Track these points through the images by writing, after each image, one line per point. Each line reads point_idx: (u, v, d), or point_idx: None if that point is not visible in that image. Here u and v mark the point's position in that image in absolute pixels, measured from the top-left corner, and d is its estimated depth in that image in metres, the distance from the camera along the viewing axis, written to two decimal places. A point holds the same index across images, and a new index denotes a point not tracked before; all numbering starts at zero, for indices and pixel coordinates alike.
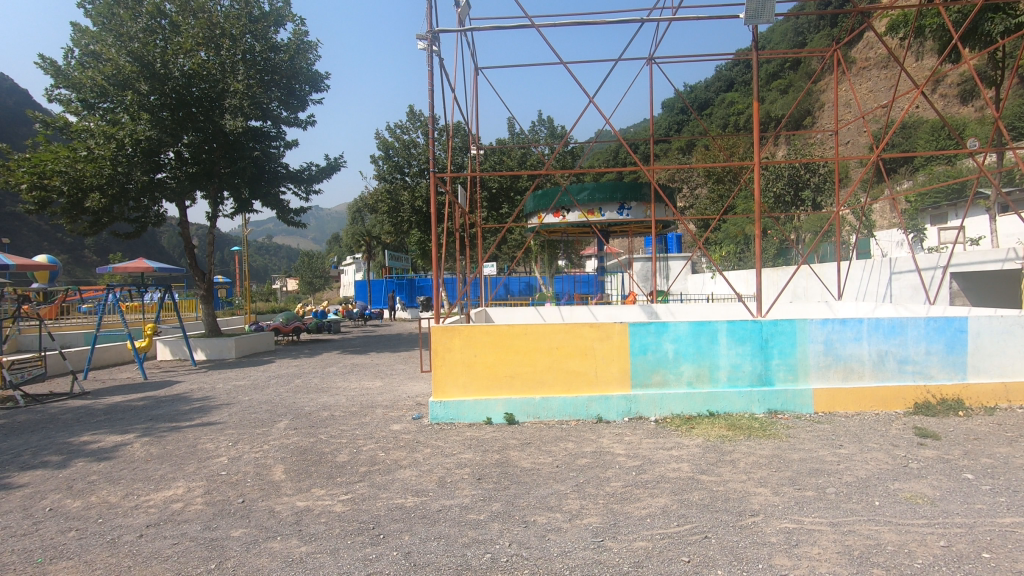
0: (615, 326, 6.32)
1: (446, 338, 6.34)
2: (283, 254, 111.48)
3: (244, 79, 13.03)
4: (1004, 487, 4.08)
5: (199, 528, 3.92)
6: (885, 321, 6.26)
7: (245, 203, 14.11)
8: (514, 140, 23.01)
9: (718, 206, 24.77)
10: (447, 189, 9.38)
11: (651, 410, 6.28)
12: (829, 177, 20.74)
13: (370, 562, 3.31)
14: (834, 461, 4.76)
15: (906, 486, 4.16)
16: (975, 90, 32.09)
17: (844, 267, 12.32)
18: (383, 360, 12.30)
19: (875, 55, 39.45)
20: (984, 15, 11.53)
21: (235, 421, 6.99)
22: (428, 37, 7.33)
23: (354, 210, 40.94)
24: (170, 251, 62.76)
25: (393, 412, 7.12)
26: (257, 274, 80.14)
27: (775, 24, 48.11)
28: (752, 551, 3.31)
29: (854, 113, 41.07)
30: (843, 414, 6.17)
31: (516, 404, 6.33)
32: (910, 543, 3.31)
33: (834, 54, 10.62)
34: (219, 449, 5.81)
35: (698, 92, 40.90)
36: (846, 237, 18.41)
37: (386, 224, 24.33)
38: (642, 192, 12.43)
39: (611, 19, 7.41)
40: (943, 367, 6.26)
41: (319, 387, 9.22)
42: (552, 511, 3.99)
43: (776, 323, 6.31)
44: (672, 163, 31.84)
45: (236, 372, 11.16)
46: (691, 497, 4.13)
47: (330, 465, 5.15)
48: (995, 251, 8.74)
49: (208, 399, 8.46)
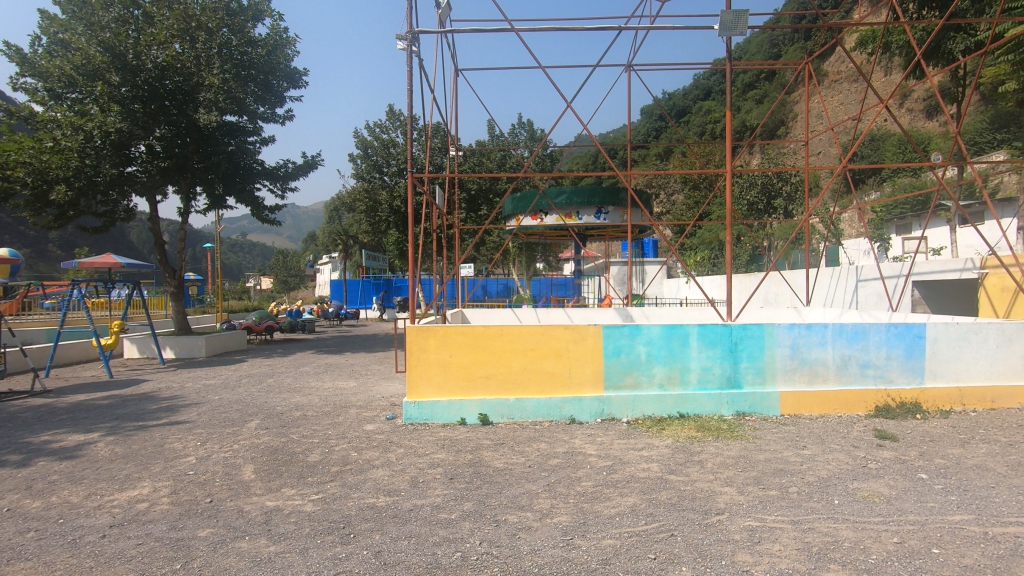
0: (589, 329, 6.40)
1: (422, 338, 6.34)
2: (257, 253, 109.61)
3: (219, 73, 12.81)
4: (955, 486, 4.26)
5: (164, 528, 3.85)
6: (849, 326, 6.47)
7: (219, 199, 13.96)
8: (494, 142, 23.06)
9: (694, 211, 25.69)
10: (425, 188, 9.16)
11: (623, 412, 6.38)
12: (799, 187, 21.34)
13: (339, 561, 3.31)
14: (797, 461, 4.92)
15: (864, 485, 4.32)
16: (939, 106, 33.33)
17: (813, 275, 12.69)
18: (358, 360, 12.19)
19: (846, 68, 40.72)
20: (946, 34, 12.13)
21: (204, 421, 6.85)
22: (408, 37, 7.33)
23: (332, 209, 40.73)
24: (138, 247, 61.02)
25: (367, 413, 7.06)
26: (231, 272, 78.59)
27: (751, 36, 49.30)
28: (715, 548, 3.40)
29: (826, 125, 42.37)
30: (808, 416, 6.36)
31: (490, 405, 6.36)
32: (866, 540, 3.45)
33: (806, 67, 10.84)
34: (187, 449, 5.71)
35: (677, 100, 41.59)
36: (815, 244, 18.98)
37: (363, 224, 24.10)
38: (620, 196, 12.57)
39: (590, 25, 7.45)
40: (903, 371, 6.49)
41: (291, 387, 9.10)
42: (523, 511, 4.03)
43: (745, 327, 6.46)
44: (651, 168, 32.35)
45: (205, 372, 10.92)
46: (659, 496, 4.21)
47: (301, 465, 5.10)
48: (954, 261, 9.12)
49: (176, 398, 8.27)
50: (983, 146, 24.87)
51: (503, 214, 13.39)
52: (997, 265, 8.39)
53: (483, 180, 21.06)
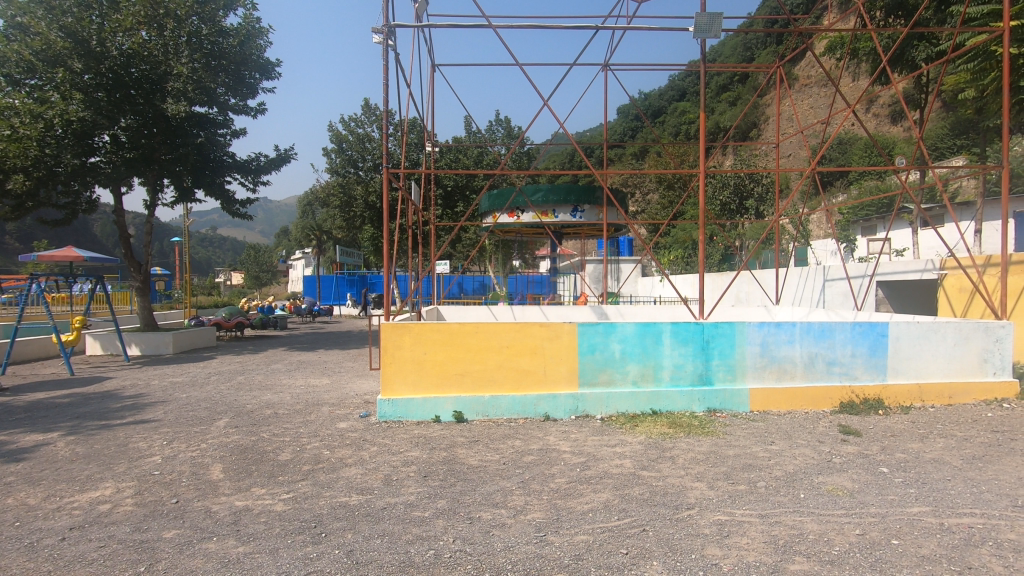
0: (564, 326, 6.42)
1: (396, 335, 6.30)
2: (229, 247, 107.29)
3: (188, 62, 12.46)
4: (914, 480, 4.42)
5: (128, 530, 3.75)
6: (816, 325, 6.64)
7: (188, 191, 13.62)
8: (471, 138, 22.96)
9: (668, 211, 26.12)
10: (401, 184, 8.97)
11: (598, 409, 6.44)
12: (770, 188, 21.81)
13: (310, 561, 3.26)
14: (765, 456, 5.04)
15: (829, 479, 4.45)
16: (903, 112, 34.48)
17: (782, 274, 13.00)
18: (331, 357, 12.04)
19: (816, 73, 41.77)
20: (910, 42, 12.57)
21: (171, 420, 6.69)
22: (384, 31, 7.23)
23: (306, 203, 40.20)
24: (101, 239, 58.88)
25: (339, 411, 6.97)
26: (201, 266, 76.77)
27: (725, 39, 50.18)
28: (686, 542, 3.46)
29: (796, 128, 43.43)
30: (776, 413, 6.52)
31: (465, 402, 6.35)
32: (830, 532, 3.55)
33: (778, 71, 11.02)
34: (153, 448, 5.56)
35: (653, 100, 42.13)
36: (785, 244, 19.45)
37: (337, 219, 23.74)
38: (595, 195, 12.66)
39: (568, 24, 7.41)
40: (867, 368, 6.69)
41: (262, 384, 8.93)
42: (497, 508, 4.04)
43: (717, 325, 6.58)
44: (626, 167, 32.71)
45: (173, 369, 10.66)
46: (631, 492, 4.26)
47: (271, 464, 5.01)
48: (916, 262, 9.41)
49: (142, 396, 8.05)
50: (944, 152, 25.83)
51: (480, 211, 13.37)
52: (955, 266, 8.74)
53: (459, 176, 20.99)
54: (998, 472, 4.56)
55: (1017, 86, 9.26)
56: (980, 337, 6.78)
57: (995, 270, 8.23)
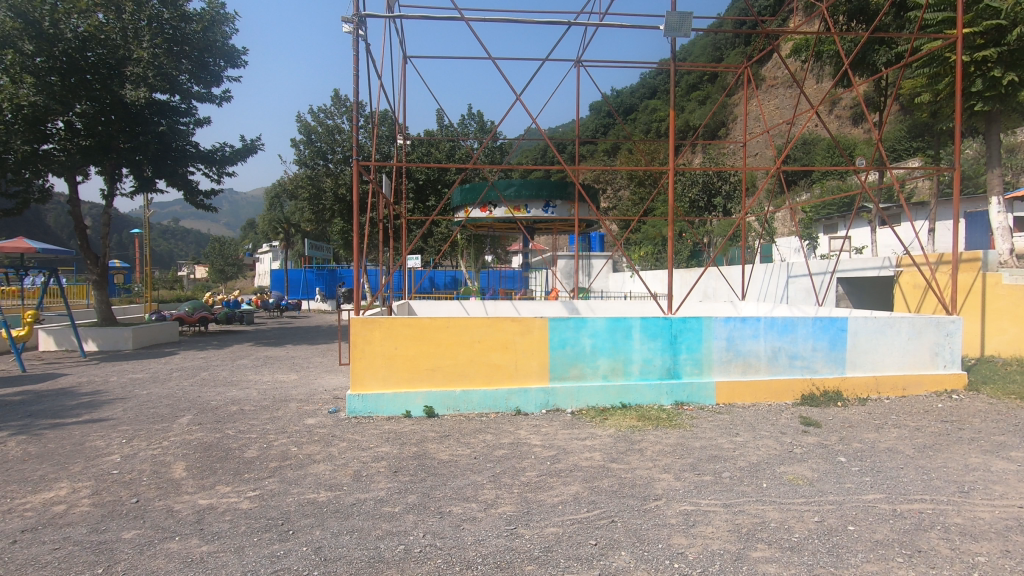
0: (536, 321, 6.46)
1: (366, 330, 6.23)
2: (192, 239, 104.15)
3: (149, 47, 12.02)
4: (869, 468, 4.60)
5: (84, 531, 3.62)
6: (779, 320, 6.84)
7: (148, 181, 13.16)
8: (443, 131, 22.79)
9: (639, 207, 26.58)
10: (371, 177, 8.71)
11: (568, 402, 6.49)
12: (738, 186, 22.41)
13: (277, 559, 3.21)
14: (730, 447, 5.17)
15: (790, 469, 4.60)
16: (863, 114, 35.74)
17: (748, 270, 13.32)
18: (299, 352, 11.85)
19: (782, 74, 42.89)
20: (870, 47, 13.05)
21: (130, 417, 6.48)
22: (354, 20, 7.11)
23: (273, 195, 39.43)
24: (54, 230, 56.39)
25: (307, 407, 6.86)
26: (161, 259, 74.31)
27: (694, 39, 51.11)
28: (653, 532, 3.53)
29: (762, 128, 44.60)
30: (741, 405, 6.68)
31: (436, 397, 6.33)
32: (790, 520, 3.67)
33: (745, 71, 11.15)
34: (111, 447, 5.38)
35: (625, 97, 42.56)
36: (751, 242, 19.98)
37: (306, 212, 23.28)
38: (567, 190, 12.72)
39: (540, 19, 7.44)
40: (827, 362, 6.92)
41: (226, 380, 8.75)
42: (468, 502, 4.05)
43: (685, 320, 6.72)
44: (598, 163, 33.01)
45: (133, 365, 10.31)
46: (600, 484, 4.32)
47: (237, 461, 4.92)
48: (875, 259, 9.74)
49: (99, 393, 7.78)
50: (901, 153, 26.95)
51: (451, 205, 13.31)
52: (909, 264, 9.14)
53: (431, 170, 20.91)
54: (947, 459, 4.79)
55: (968, 92, 9.64)
56: (932, 331, 7.08)
57: (947, 268, 8.65)
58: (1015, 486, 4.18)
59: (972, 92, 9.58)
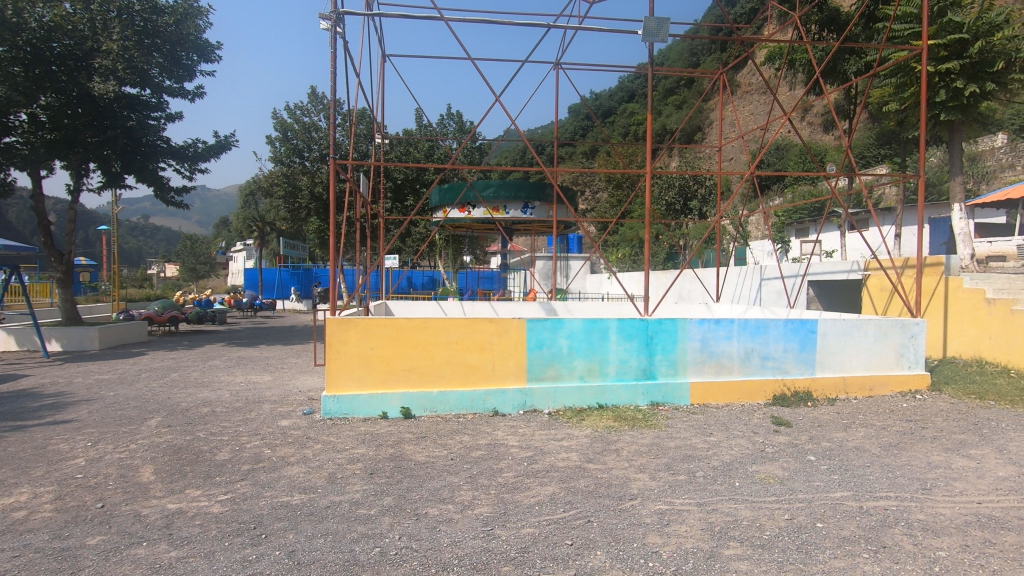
0: (512, 322, 6.47)
1: (341, 330, 6.16)
2: (162, 236, 101.51)
3: (119, 39, 11.72)
4: (837, 467, 4.72)
5: (46, 538, 3.50)
6: (751, 322, 6.97)
7: (117, 177, 12.81)
8: (422, 130, 22.69)
9: (617, 210, 26.87)
10: (348, 175, 8.54)
11: (545, 403, 6.52)
12: (713, 190, 22.82)
13: (249, 563, 3.16)
14: (703, 447, 5.26)
15: (762, 468, 4.69)
16: (834, 121, 36.70)
17: (722, 272, 13.55)
18: (274, 353, 11.67)
19: (756, 81, 43.81)
20: (841, 57, 13.42)
21: (96, 419, 6.29)
22: (332, 17, 7.02)
23: (247, 193, 38.69)
24: (14, 225, 54.36)
25: (281, 408, 6.76)
26: (128, 255, 72.17)
27: (672, 44, 51.86)
28: (628, 531, 3.57)
29: (736, 133, 45.49)
30: (715, 405, 6.79)
31: (412, 398, 6.29)
32: (761, 518, 3.74)
33: (721, 76, 11.30)
34: (75, 450, 5.22)
35: (603, 100, 42.94)
36: (726, 245, 20.36)
37: (281, 210, 22.89)
38: (546, 192, 12.76)
39: (518, 21, 7.48)
40: (797, 363, 7.08)
41: (197, 381, 8.56)
42: (444, 503, 4.03)
43: (660, 322, 6.81)
44: (576, 166, 33.23)
45: (99, 366, 10.02)
46: (577, 484, 4.35)
47: (207, 464, 4.81)
48: (844, 263, 10.00)
49: (63, 395, 7.53)
50: (870, 160, 27.76)
51: (430, 205, 13.24)
52: (877, 268, 9.43)
53: (409, 169, 20.82)
54: (911, 457, 4.95)
55: (932, 102, 9.96)
56: (897, 333, 7.30)
57: (911, 272, 8.93)
58: (973, 483, 4.34)
59: (937, 102, 9.91)
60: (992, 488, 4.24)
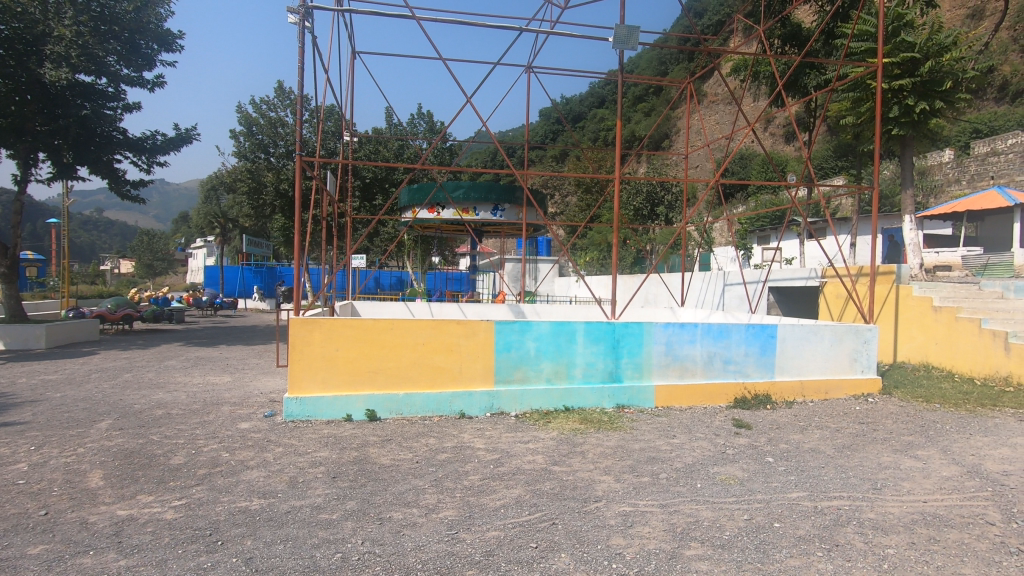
0: (481, 324, 6.44)
1: (305, 331, 6.03)
2: (116, 231, 97.45)
3: (72, 24, 11.24)
4: (794, 468, 4.87)
5: None
6: (714, 326, 7.14)
7: (68, 168, 12.24)
8: (392, 129, 22.46)
9: (586, 214, 27.15)
10: (315, 172, 8.38)
11: (512, 406, 6.51)
12: (679, 197, 23.32)
13: (203, 571, 3.05)
14: (667, 449, 5.35)
15: (722, 470, 4.80)
16: (795, 133, 37.95)
17: (687, 278, 13.84)
18: (234, 353, 11.33)
19: (722, 91, 44.92)
20: (803, 71, 13.88)
21: (42, 422, 5.98)
22: (300, 11, 6.88)
23: (209, 188, 37.51)
24: None
25: (241, 410, 6.57)
26: (78, 250, 68.99)
27: (641, 53, 52.78)
28: (592, 533, 3.59)
29: (702, 141, 46.50)
30: (678, 408, 6.91)
31: (378, 401, 6.20)
32: (721, 518, 3.83)
33: (688, 86, 11.54)
34: (18, 454, 4.95)
35: (574, 104, 43.30)
36: (691, 251, 20.78)
37: (244, 207, 22.30)
38: (515, 195, 12.83)
39: (490, 23, 7.49)
40: (758, 366, 7.28)
41: (152, 382, 8.22)
42: (409, 507, 3.98)
43: (627, 325, 6.90)
44: (546, 170, 33.44)
45: (46, 366, 9.54)
46: (542, 487, 4.36)
47: (161, 469, 4.63)
48: (802, 270, 10.35)
49: (5, 396, 7.14)
50: (828, 171, 28.84)
51: (399, 204, 13.07)
52: (833, 275, 9.78)
53: (378, 169, 20.58)
54: (862, 458, 5.16)
55: (886, 117, 10.37)
56: (851, 339, 7.57)
57: (865, 279, 9.29)
58: (920, 482, 4.54)
59: (890, 118, 10.33)
60: (936, 487, 4.45)
